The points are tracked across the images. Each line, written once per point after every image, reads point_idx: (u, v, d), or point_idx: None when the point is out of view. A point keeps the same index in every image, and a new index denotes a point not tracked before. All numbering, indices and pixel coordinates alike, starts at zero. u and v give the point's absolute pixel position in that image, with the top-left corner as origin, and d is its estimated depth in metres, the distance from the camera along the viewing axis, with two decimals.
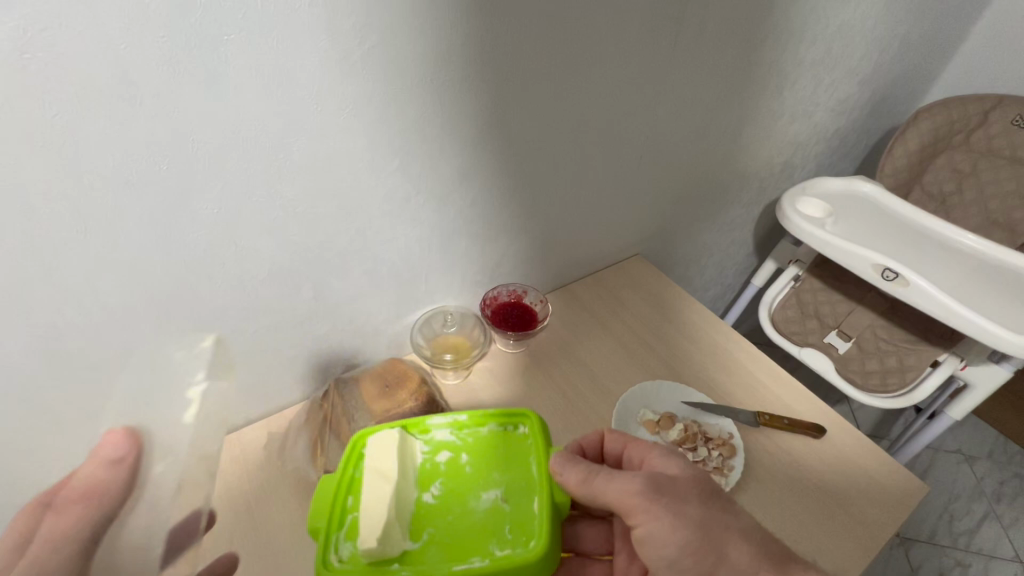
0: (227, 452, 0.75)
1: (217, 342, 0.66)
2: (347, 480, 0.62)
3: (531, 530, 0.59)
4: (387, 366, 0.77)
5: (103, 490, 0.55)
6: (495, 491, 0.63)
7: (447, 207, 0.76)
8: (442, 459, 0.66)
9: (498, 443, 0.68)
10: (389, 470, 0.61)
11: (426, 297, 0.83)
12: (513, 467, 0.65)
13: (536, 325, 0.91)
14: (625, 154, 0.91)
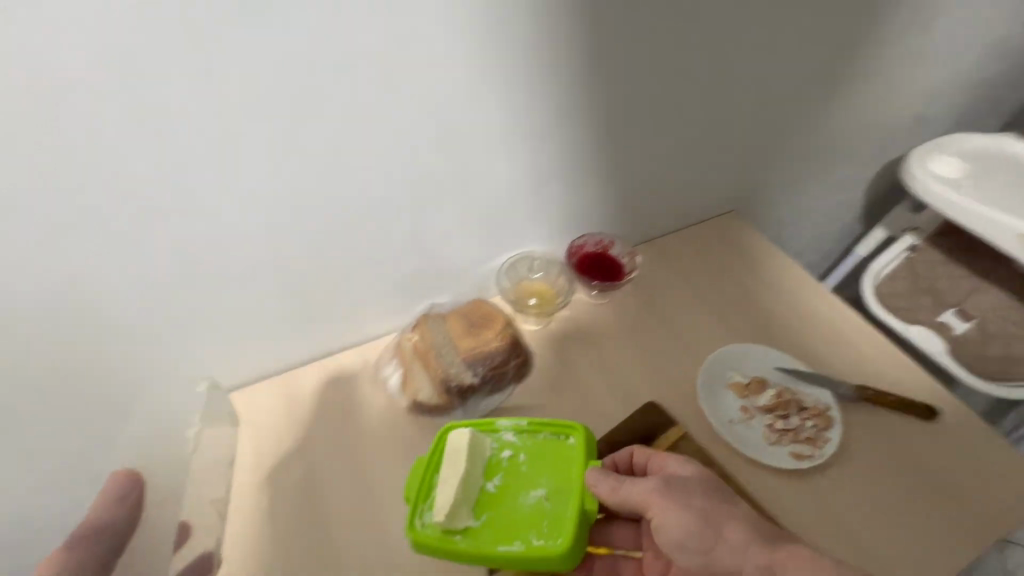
0: (320, 372, 0.78)
1: (317, 270, 0.69)
2: (433, 459, 0.63)
3: (565, 528, 0.58)
4: (474, 306, 0.78)
5: (109, 523, 0.66)
6: (544, 490, 0.61)
7: (540, 149, 0.73)
8: (503, 453, 0.64)
9: (553, 448, 0.64)
10: (463, 454, 0.61)
11: (514, 241, 0.81)
12: (567, 469, 0.63)
13: (621, 278, 0.88)
14: (733, 98, 0.84)
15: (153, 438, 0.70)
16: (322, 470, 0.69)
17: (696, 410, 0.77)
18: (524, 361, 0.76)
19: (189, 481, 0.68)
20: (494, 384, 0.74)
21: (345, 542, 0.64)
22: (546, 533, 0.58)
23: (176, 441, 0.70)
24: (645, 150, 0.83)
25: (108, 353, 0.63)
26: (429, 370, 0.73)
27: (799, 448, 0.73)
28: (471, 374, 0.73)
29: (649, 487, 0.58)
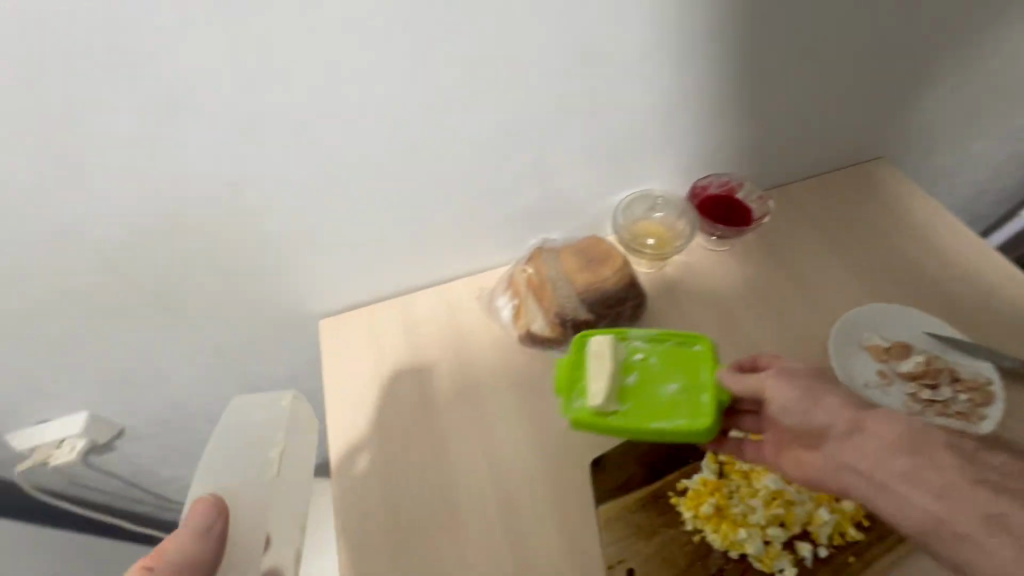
0: (434, 301, 0.80)
1: (441, 196, 0.70)
2: (575, 360, 0.60)
3: (701, 413, 0.55)
4: (591, 243, 0.76)
5: (186, 566, 0.52)
6: (680, 384, 0.57)
7: (682, 77, 0.67)
8: (637, 353, 0.60)
9: (684, 347, 0.60)
10: (604, 352, 0.58)
11: (636, 177, 0.77)
12: (696, 371, 0.58)
13: (748, 223, 0.81)
14: (911, 19, 0.72)
15: (235, 454, 0.63)
16: (435, 388, 0.72)
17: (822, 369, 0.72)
18: (640, 303, 0.74)
19: (271, 501, 0.60)
20: (608, 323, 0.72)
21: (458, 460, 0.66)
22: (689, 421, 0.55)
23: (255, 464, 0.62)
24: (798, 79, 0.73)
25: (259, 254, 0.69)
26: (543, 303, 0.72)
27: (949, 422, 0.66)
28: (586, 309, 0.72)
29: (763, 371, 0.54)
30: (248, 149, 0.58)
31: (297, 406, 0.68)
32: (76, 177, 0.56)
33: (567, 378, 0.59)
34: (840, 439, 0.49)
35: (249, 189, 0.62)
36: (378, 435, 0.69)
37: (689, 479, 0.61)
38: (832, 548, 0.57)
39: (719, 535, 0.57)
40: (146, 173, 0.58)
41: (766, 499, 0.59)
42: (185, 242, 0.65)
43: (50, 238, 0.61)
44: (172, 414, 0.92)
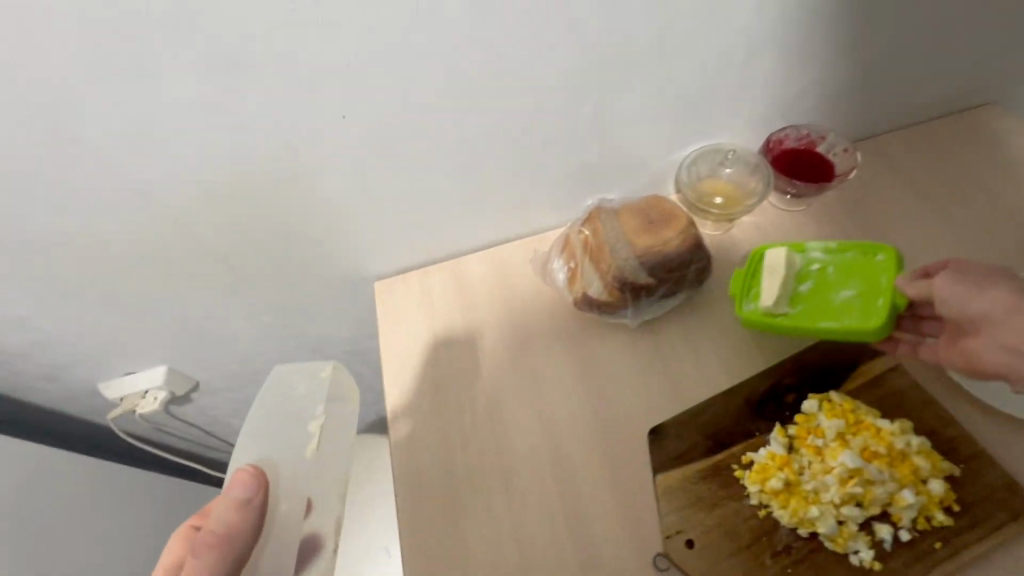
0: (488, 263, 0.78)
1: (498, 154, 0.67)
2: (753, 270, 0.67)
3: (876, 314, 0.60)
4: (652, 203, 0.71)
5: (229, 535, 0.54)
6: (854, 290, 0.62)
7: (767, 14, 0.60)
8: (812, 265, 0.65)
9: (862, 258, 0.63)
10: (778, 264, 0.64)
11: (707, 129, 0.71)
12: (871, 279, 0.62)
13: (830, 180, 0.74)
14: None
15: (277, 425, 0.62)
16: (489, 350, 0.71)
17: None
18: (705, 267, 0.70)
19: (314, 471, 0.60)
20: (671, 288, 0.68)
21: (511, 424, 0.66)
22: (860, 322, 0.60)
23: (296, 439, 0.61)
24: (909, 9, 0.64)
25: (319, 215, 0.70)
26: (600, 265, 0.69)
27: None
28: (647, 273, 0.67)
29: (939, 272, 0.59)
30: (308, 106, 0.57)
31: (338, 372, 0.66)
32: (147, 138, 0.57)
33: (742, 284, 0.67)
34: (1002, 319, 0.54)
35: (308, 148, 0.61)
36: (431, 397, 0.69)
37: (755, 453, 0.58)
38: (915, 532, 0.53)
39: (787, 510, 0.54)
40: (210, 133, 0.58)
41: (843, 477, 0.54)
42: (250, 202, 0.67)
43: (128, 199, 0.64)
44: (241, 369, 0.97)
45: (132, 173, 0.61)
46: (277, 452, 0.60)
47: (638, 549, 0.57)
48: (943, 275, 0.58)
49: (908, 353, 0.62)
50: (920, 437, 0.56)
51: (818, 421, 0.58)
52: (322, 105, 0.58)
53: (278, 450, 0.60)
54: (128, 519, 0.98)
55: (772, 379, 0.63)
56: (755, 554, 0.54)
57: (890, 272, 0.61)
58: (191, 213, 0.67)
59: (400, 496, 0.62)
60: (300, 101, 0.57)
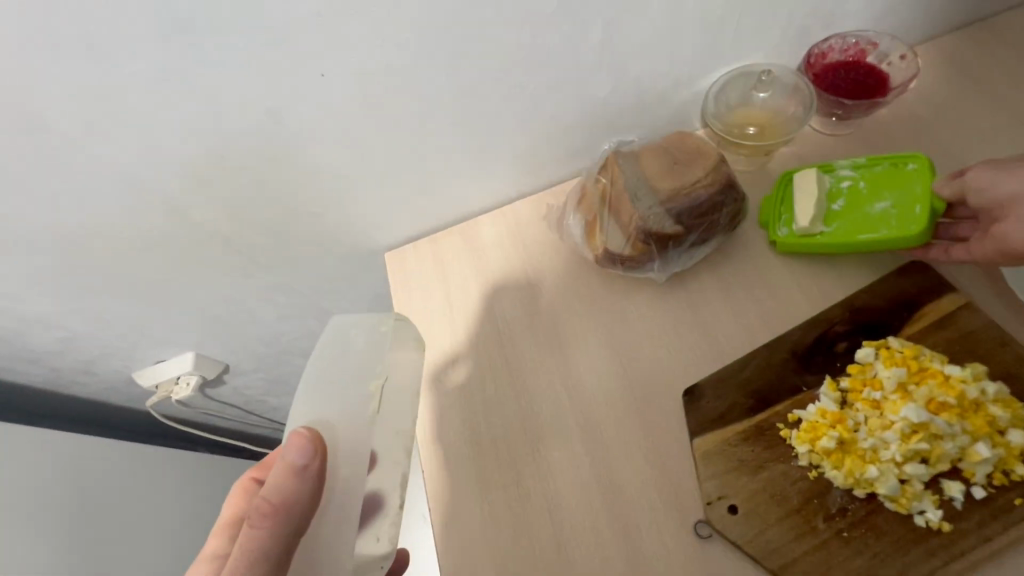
0: (501, 224, 0.73)
1: (500, 102, 0.60)
2: (781, 196, 0.63)
3: (917, 219, 0.56)
4: (676, 140, 0.64)
5: (283, 507, 0.45)
6: (890, 201, 0.59)
7: None
8: (842, 183, 0.61)
9: (893, 170, 0.60)
10: (808, 184, 0.60)
11: (735, 48, 0.62)
12: (905, 188, 0.59)
13: (887, 93, 0.63)
14: None
15: (330, 380, 0.53)
16: (515, 309, 0.67)
17: (983, 272, 0.57)
18: (737, 210, 0.62)
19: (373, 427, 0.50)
20: (702, 235, 0.62)
21: (539, 388, 0.62)
22: (902, 231, 0.56)
23: (353, 398, 0.51)
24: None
25: (318, 188, 0.65)
26: (621, 216, 0.63)
27: None
28: (674, 220, 0.61)
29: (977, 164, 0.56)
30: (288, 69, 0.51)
31: (401, 325, 0.58)
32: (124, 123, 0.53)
33: (770, 210, 0.63)
34: None
35: (293, 115, 0.56)
36: (458, 361, 0.66)
37: (803, 410, 0.53)
38: (991, 488, 0.47)
39: (842, 471, 0.49)
40: (190, 110, 0.53)
41: (905, 433, 0.48)
42: (246, 182, 0.62)
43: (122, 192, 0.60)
44: (267, 350, 0.97)
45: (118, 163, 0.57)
46: (333, 410, 0.50)
47: (680, 518, 0.53)
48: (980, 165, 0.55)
49: (941, 257, 0.56)
50: (997, 383, 0.50)
51: (875, 370, 0.52)
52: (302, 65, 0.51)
53: (334, 407, 0.50)
54: (185, 500, 1.02)
55: (820, 328, 0.57)
56: (807, 519, 0.50)
57: (923, 179, 0.58)
58: (187, 200, 0.63)
59: (430, 465, 0.60)
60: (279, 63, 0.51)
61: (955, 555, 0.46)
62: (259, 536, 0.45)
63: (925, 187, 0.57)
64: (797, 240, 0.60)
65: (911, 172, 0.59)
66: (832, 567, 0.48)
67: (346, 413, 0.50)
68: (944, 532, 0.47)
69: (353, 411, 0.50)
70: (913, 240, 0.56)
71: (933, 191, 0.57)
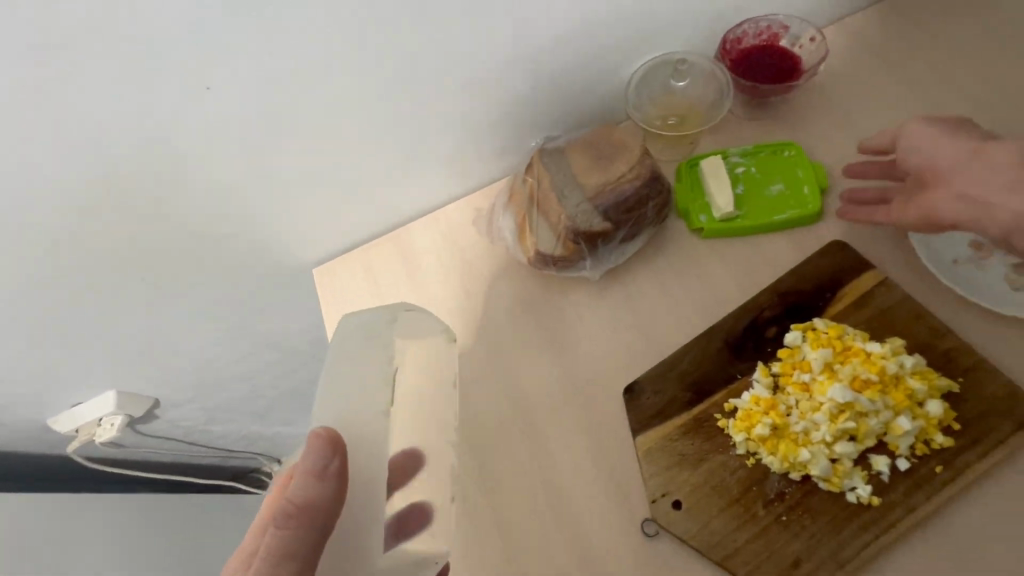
0: (432, 231, 0.70)
1: (415, 104, 0.57)
2: (690, 185, 0.64)
3: (808, 199, 0.62)
4: (598, 134, 0.63)
5: (307, 513, 0.38)
6: (782, 183, 0.63)
7: None
8: (737, 169, 0.64)
9: (775, 155, 0.64)
10: (717, 173, 0.62)
11: (650, 36, 0.61)
12: (790, 169, 0.63)
13: (799, 76, 0.64)
14: None
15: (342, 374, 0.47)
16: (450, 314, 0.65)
17: (898, 247, 0.59)
18: (664, 202, 0.62)
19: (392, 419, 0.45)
20: (631, 230, 0.61)
21: (478, 394, 0.60)
22: (802, 211, 0.61)
23: (367, 389, 0.46)
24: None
25: (230, 205, 0.59)
26: (549, 216, 0.61)
27: None
28: (601, 217, 0.60)
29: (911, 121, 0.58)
30: (245, 58, 0.48)
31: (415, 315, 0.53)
32: (51, 124, 0.46)
33: (686, 198, 0.63)
34: (967, 161, 0.53)
35: (184, 132, 0.51)
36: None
37: (738, 398, 0.54)
38: (914, 459, 0.49)
39: (776, 456, 0.50)
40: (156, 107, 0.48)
41: (833, 413, 0.50)
42: (174, 194, 0.56)
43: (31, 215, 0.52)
44: (200, 381, 0.90)
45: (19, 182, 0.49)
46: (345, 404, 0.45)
47: (629, 521, 0.53)
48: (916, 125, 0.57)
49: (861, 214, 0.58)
50: (914, 355, 0.51)
51: (802, 353, 0.53)
52: (265, 55, 0.48)
53: (345, 400, 0.46)
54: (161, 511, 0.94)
55: (749, 315, 0.57)
56: (747, 507, 0.50)
57: (801, 161, 0.63)
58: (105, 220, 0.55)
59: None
60: (217, 52, 0.46)
61: (884, 528, 0.47)
62: (278, 550, 0.38)
63: (807, 168, 0.63)
64: (717, 227, 0.62)
65: (789, 155, 0.64)
66: (773, 552, 0.48)
67: (360, 403, 0.45)
68: (874, 506, 0.48)
69: (367, 402, 0.45)
70: (810, 218, 0.61)
71: (813, 171, 0.62)
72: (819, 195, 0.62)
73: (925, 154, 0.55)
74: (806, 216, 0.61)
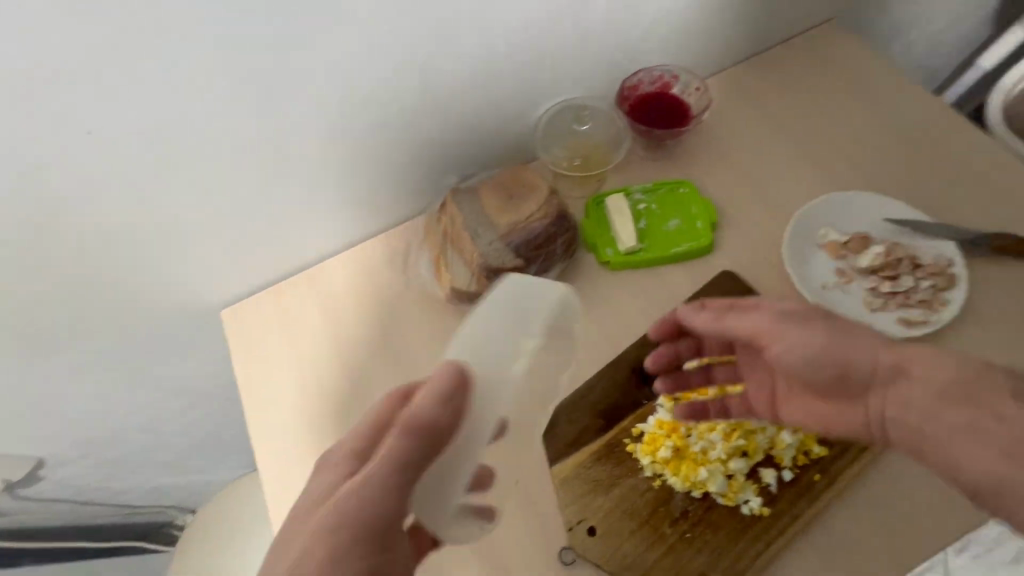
0: (348, 267, 0.69)
1: (321, 146, 0.57)
2: (597, 220, 0.68)
3: (702, 233, 0.67)
4: (509, 174, 0.65)
5: (415, 432, 0.40)
6: (679, 219, 0.68)
7: None
8: (639, 206, 0.69)
9: (673, 193, 0.70)
10: (620, 210, 0.67)
11: (554, 81, 0.65)
12: (686, 206, 0.69)
13: (689, 121, 0.70)
14: None
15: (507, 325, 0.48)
16: (367, 347, 0.65)
17: (779, 276, 0.65)
18: (572, 238, 0.65)
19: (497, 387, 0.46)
20: (542, 266, 0.64)
21: None
22: (696, 245, 0.66)
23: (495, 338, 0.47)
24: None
25: (126, 246, 0.57)
26: (463, 252, 0.63)
27: (908, 313, 0.60)
28: (513, 254, 0.62)
29: (762, 313, 0.52)
30: (248, 59, 0.48)
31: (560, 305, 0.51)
32: (51, 122, 0.46)
33: (593, 233, 0.67)
34: (881, 386, 0.48)
35: (78, 170, 0.50)
36: (308, 416, 0.62)
37: (644, 423, 0.57)
38: (797, 469, 0.54)
39: (679, 477, 0.54)
40: (163, 106, 0.48)
41: (726, 432, 0.55)
42: (175, 190, 0.54)
43: (41, 215, 0.51)
44: (96, 435, 0.82)
45: (28, 187, 0.49)
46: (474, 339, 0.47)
47: (546, 551, 0.54)
48: (770, 315, 0.52)
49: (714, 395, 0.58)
50: None
51: (701, 377, 0.58)
52: (213, 78, 0.48)
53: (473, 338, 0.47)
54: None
55: (653, 342, 0.61)
56: (655, 527, 0.53)
57: (695, 199, 0.69)
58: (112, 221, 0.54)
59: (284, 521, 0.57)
60: (192, 61, 0.47)
61: (773, 536, 0.52)
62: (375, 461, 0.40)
63: (700, 206, 0.69)
64: (621, 260, 0.66)
65: (685, 193, 0.70)
66: (679, 569, 0.51)
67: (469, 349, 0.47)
68: (765, 516, 0.52)
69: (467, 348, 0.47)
70: (703, 251, 0.67)
71: (705, 208, 0.68)
72: (711, 230, 0.67)
73: (821, 360, 0.49)
74: (700, 250, 0.66)
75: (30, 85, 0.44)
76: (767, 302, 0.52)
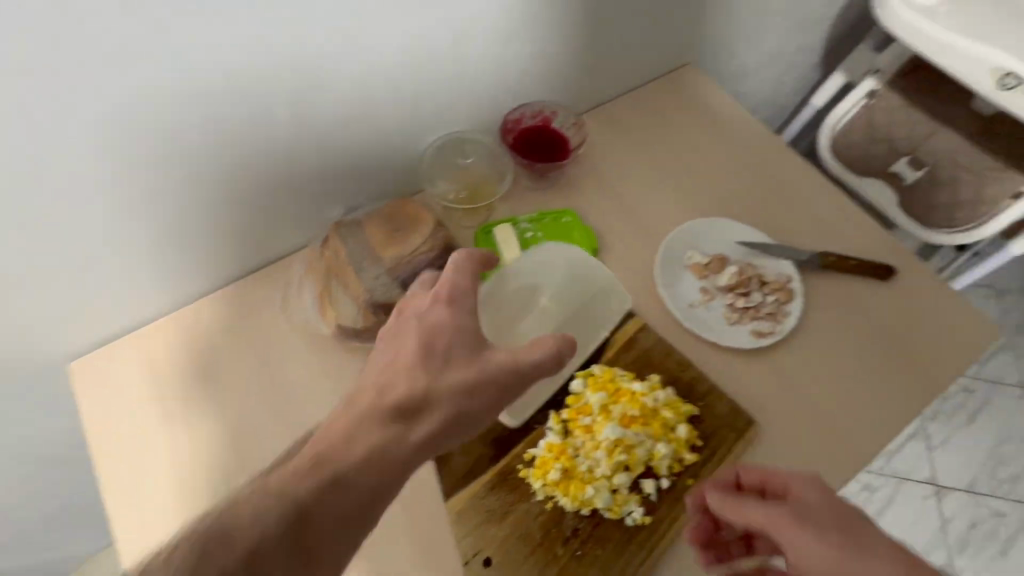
0: (225, 302, 0.64)
1: (184, 185, 0.54)
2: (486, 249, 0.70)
3: None
4: (395, 207, 0.65)
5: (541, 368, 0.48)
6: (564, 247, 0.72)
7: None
8: (527, 236, 0.72)
9: (557, 222, 0.74)
10: (508, 239, 0.69)
11: (437, 117, 0.67)
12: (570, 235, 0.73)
13: (568, 154, 0.74)
14: None
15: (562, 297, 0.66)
16: (239, 381, 0.61)
17: (652, 296, 0.70)
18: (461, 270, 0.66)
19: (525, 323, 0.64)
20: None
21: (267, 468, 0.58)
22: None
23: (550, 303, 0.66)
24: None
25: None
26: (349, 288, 0.62)
27: (759, 326, 0.68)
28: (400, 288, 0.61)
29: (778, 506, 0.48)
30: (85, 100, 0.44)
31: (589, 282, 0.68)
32: (49, 123, 0.44)
33: None
34: None
35: None
36: (172, 465, 0.57)
37: (535, 447, 0.59)
38: (673, 477, 0.58)
39: (568, 497, 0.56)
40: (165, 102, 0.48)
41: (610, 448, 0.57)
42: (187, 190, 0.54)
43: (47, 214, 0.49)
44: None
45: (27, 191, 0.47)
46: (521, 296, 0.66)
47: None
48: (784, 513, 0.48)
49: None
50: (666, 388, 0.62)
51: (586, 398, 0.61)
52: (45, 120, 0.44)
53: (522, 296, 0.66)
54: None
55: None
56: (548, 549, 0.55)
57: (579, 228, 0.73)
58: (117, 224, 0.53)
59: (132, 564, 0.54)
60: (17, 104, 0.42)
61: (655, 542, 0.55)
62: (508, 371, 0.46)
63: (583, 234, 0.73)
64: None
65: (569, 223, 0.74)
66: None
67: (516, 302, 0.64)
68: (647, 524, 0.56)
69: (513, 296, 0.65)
70: None
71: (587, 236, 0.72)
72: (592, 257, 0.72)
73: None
74: None
75: (30, 84, 0.42)
76: (797, 488, 0.49)
